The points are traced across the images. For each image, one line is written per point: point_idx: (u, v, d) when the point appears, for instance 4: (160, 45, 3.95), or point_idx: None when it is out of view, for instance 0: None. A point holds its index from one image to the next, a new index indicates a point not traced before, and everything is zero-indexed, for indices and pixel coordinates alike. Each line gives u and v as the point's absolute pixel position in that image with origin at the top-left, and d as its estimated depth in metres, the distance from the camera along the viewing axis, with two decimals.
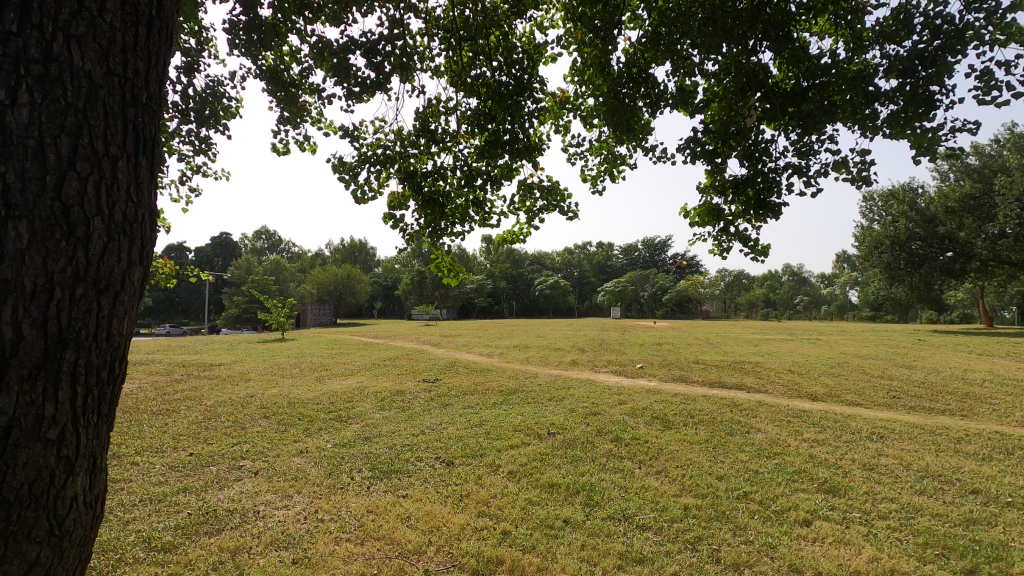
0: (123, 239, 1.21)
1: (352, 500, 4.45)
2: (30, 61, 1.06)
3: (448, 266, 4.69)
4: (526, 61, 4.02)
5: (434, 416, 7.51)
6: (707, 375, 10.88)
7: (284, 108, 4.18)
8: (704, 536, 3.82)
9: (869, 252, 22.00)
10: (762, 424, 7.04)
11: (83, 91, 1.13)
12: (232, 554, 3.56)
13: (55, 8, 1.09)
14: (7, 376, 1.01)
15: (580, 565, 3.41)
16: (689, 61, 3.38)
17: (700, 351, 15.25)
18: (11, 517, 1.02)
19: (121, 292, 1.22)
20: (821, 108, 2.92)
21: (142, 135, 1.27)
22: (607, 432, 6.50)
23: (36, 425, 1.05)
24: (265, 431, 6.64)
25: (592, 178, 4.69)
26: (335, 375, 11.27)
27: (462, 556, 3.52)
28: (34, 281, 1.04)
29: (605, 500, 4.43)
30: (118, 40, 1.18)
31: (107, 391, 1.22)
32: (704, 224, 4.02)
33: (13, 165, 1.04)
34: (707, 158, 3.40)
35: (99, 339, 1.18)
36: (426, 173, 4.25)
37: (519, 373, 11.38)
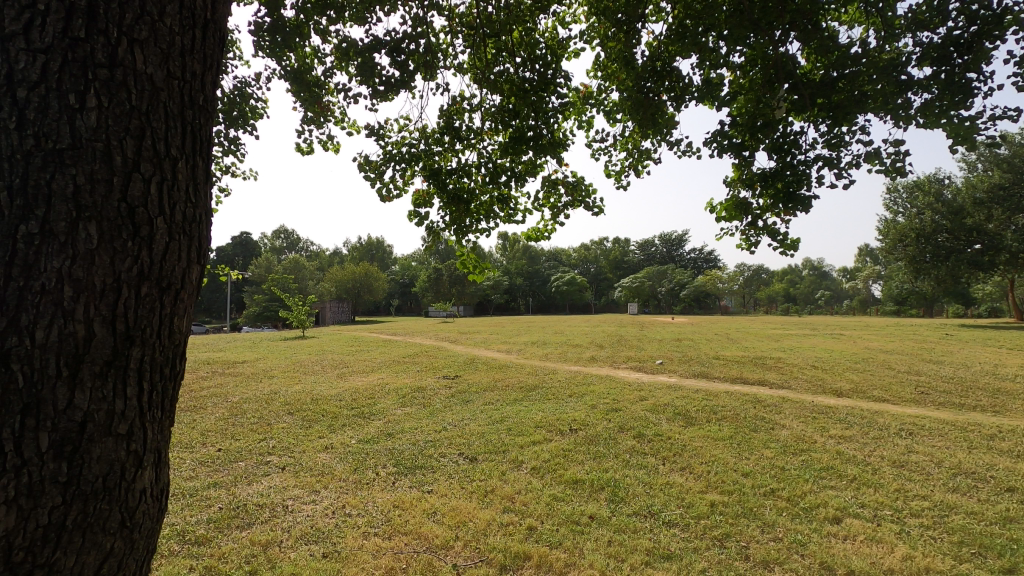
0: (183, 239, 1.24)
1: (378, 496, 4.50)
2: (97, 66, 1.08)
3: (473, 262, 4.72)
4: (549, 57, 4.01)
5: (455, 412, 7.56)
6: (728, 371, 10.76)
7: (308, 109, 4.25)
8: (732, 533, 3.79)
9: (893, 245, 21.57)
10: (786, 421, 6.94)
11: (146, 94, 1.15)
12: (264, 547, 3.63)
13: (119, 14, 1.11)
14: (81, 372, 1.05)
15: (608, 562, 3.40)
16: (715, 53, 3.35)
17: (720, 347, 15.14)
18: (88, 509, 1.06)
19: (181, 291, 1.25)
20: (851, 98, 2.86)
21: (198, 136, 1.30)
22: (630, 428, 6.48)
23: (107, 420, 1.08)
24: (290, 427, 6.74)
25: (617, 174, 4.66)
26: (356, 373, 11.37)
27: (489, 551, 3.54)
28: (104, 281, 1.07)
29: (629, 496, 4.43)
30: (177, 43, 1.21)
31: (169, 387, 1.25)
32: (731, 218, 3.97)
33: (82, 167, 1.06)
34: (734, 151, 3.36)
35: (163, 337, 1.21)
36: (451, 170, 4.26)
37: (539, 370, 11.39)
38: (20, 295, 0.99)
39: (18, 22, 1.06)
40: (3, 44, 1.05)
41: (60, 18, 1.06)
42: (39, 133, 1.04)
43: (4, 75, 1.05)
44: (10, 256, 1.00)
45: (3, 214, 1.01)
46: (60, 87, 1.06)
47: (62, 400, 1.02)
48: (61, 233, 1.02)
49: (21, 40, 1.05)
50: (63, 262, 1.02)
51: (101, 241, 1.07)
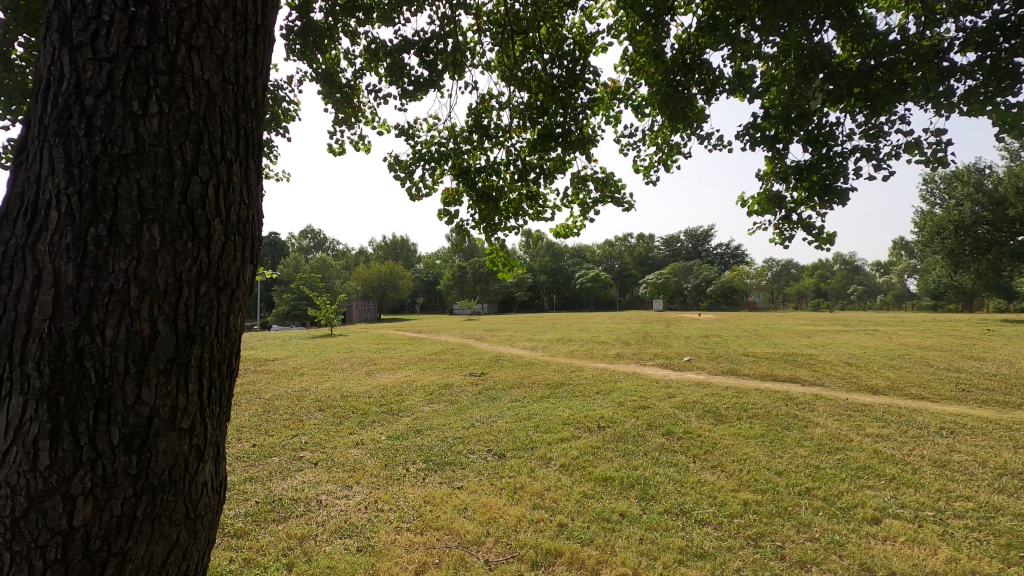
0: (238, 239, 1.28)
1: (409, 491, 4.55)
2: (158, 73, 1.12)
3: (502, 260, 4.75)
4: (576, 52, 3.98)
5: (482, 409, 7.59)
6: (759, 368, 10.56)
7: (338, 110, 4.32)
8: (767, 532, 3.73)
9: (931, 237, 20.88)
10: (820, 419, 6.79)
11: (203, 99, 1.18)
12: (300, 541, 3.71)
13: (177, 22, 1.15)
14: (147, 369, 1.08)
15: (640, 559, 3.39)
16: (747, 44, 3.28)
17: (749, 344, 14.87)
18: (156, 500, 1.10)
19: (235, 290, 1.29)
20: (890, 87, 2.78)
21: (251, 139, 1.33)
22: (658, 425, 6.42)
23: (171, 416, 1.12)
24: (321, 424, 6.86)
25: (646, 169, 4.61)
26: (383, 370, 11.51)
27: (520, 548, 3.55)
28: (166, 280, 1.10)
29: (660, 494, 4.40)
30: (231, 49, 1.24)
31: (226, 383, 1.29)
32: (764, 212, 3.90)
33: (146, 171, 1.10)
34: (767, 144, 3.30)
35: (220, 335, 1.25)
36: (480, 168, 4.28)
37: (565, 367, 11.36)
38: (91, 295, 1.03)
39: (85, 32, 1.10)
40: (71, 54, 1.10)
41: (124, 28, 1.10)
42: (104, 139, 1.08)
43: (72, 84, 1.09)
44: (82, 257, 1.04)
45: (75, 217, 1.06)
46: (123, 93, 1.09)
47: (130, 396, 1.06)
48: (127, 235, 1.07)
49: (88, 50, 1.09)
50: (129, 263, 1.06)
51: (164, 242, 1.11)
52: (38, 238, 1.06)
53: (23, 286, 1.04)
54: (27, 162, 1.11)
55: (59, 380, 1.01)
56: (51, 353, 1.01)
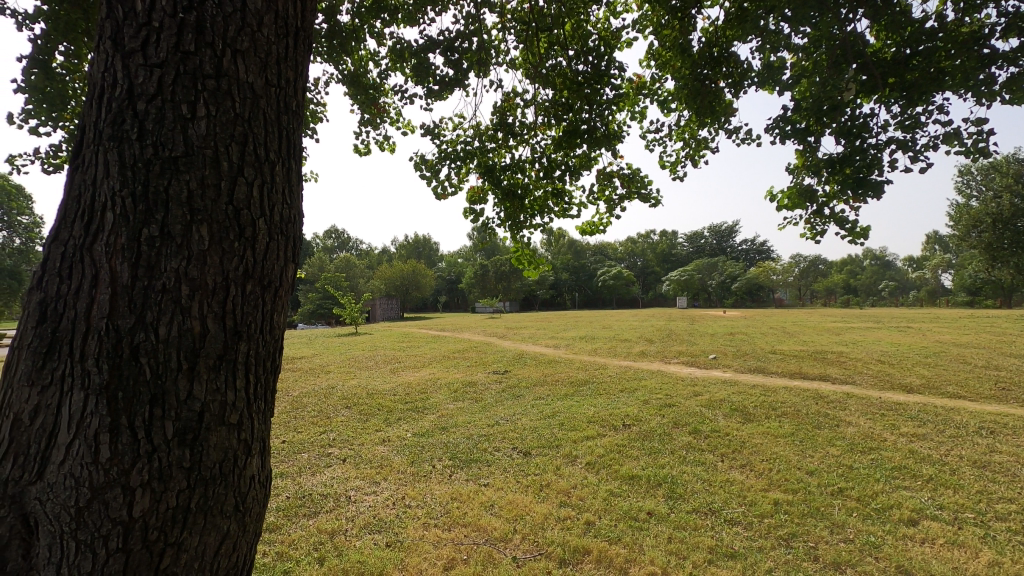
0: (281, 238, 1.31)
1: (436, 488, 4.59)
2: (205, 77, 1.15)
3: (528, 258, 4.75)
4: (601, 49, 3.95)
5: (507, 407, 7.61)
6: (787, 367, 10.35)
7: (364, 111, 4.37)
8: (799, 533, 3.66)
9: (967, 231, 20.17)
10: (852, 418, 6.64)
11: (247, 102, 1.21)
12: (330, 535, 3.77)
13: (222, 27, 1.17)
14: (199, 365, 1.11)
15: (669, 558, 3.36)
16: (777, 35, 3.21)
17: (777, 341, 14.58)
18: (209, 493, 1.13)
19: (279, 289, 1.32)
20: (927, 76, 2.69)
21: (292, 139, 1.36)
22: (685, 424, 6.35)
23: (221, 411, 1.15)
24: (348, 420, 6.96)
25: (673, 165, 4.56)
26: (407, 368, 11.61)
27: (548, 545, 3.55)
28: (215, 279, 1.13)
29: (688, 492, 4.36)
30: (274, 52, 1.27)
31: (271, 379, 1.33)
32: (794, 207, 3.83)
33: (195, 173, 1.13)
34: (799, 137, 3.22)
35: (266, 332, 1.28)
36: (505, 167, 4.29)
37: (588, 365, 11.32)
38: (145, 294, 1.07)
39: (136, 39, 1.13)
40: (123, 60, 1.13)
41: (173, 34, 1.13)
42: (156, 142, 1.11)
43: (125, 89, 1.12)
44: (136, 257, 1.07)
45: (129, 218, 1.09)
46: (173, 98, 1.12)
47: (183, 392, 1.09)
48: (178, 235, 1.10)
49: (139, 56, 1.12)
50: (180, 263, 1.09)
51: (212, 242, 1.14)
52: (95, 239, 1.09)
53: (82, 286, 1.08)
54: (83, 166, 1.15)
55: (117, 377, 1.05)
56: (109, 350, 1.05)
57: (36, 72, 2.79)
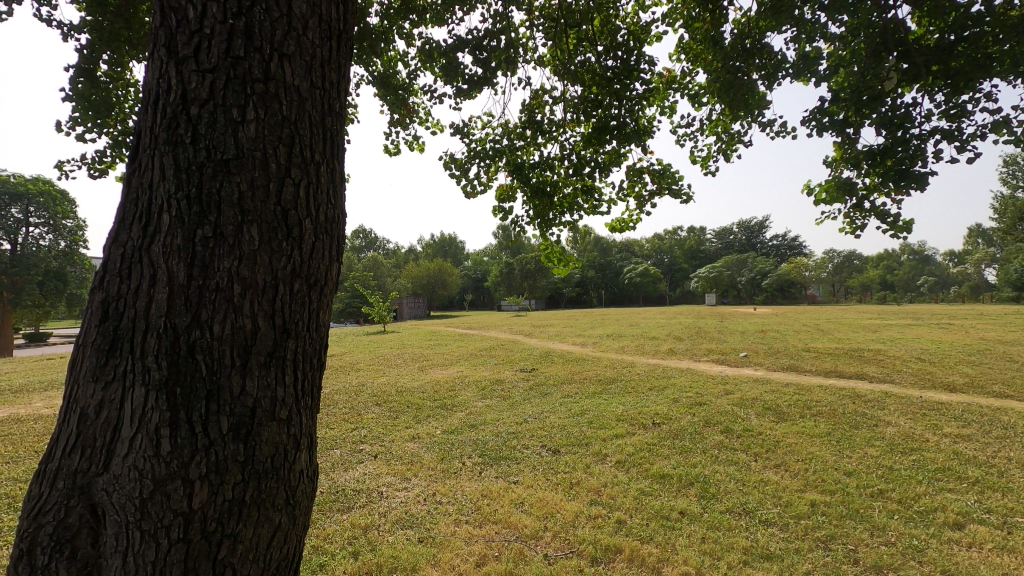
0: (325, 238, 1.33)
1: (466, 484, 4.63)
2: (254, 81, 1.17)
3: (558, 255, 4.73)
4: (631, 43, 3.90)
5: (535, 405, 7.61)
6: (822, 364, 10.10)
7: (394, 112, 4.41)
8: (838, 535, 3.57)
9: (1013, 224, 19.30)
10: (892, 417, 6.43)
11: (294, 104, 1.24)
12: (364, 530, 3.83)
13: (270, 32, 1.20)
14: (250, 362, 1.14)
15: (703, 558, 3.31)
16: (813, 24, 3.12)
17: (810, 339, 14.21)
18: (261, 486, 1.16)
19: (325, 287, 1.34)
20: (973, 63, 2.57)
21: (336, 141, 1.38)
22: (717, 423, 6.25)
23: (271, 406, 1.18)
24: (379, 417, 7.06)
25: (705, 159, 4.48)
26: (436, 366, 11.71)
27: (579, 543, 3.54)
28: (265, 278, 1.16)
29: (721, 492, 4.29)
30: (318, 55, 1.29)
31: (318, 375, 1.35)
32: (833, 201, 3.72)
33: (245, 175, 1.15)
34: (837, 128, 3.12)
35: (311, 330, 1.30)
36: (534, 164, 4.28)
37: (616, 363, 11.23)
38: (199, 293, 1.10)
39: (189, 46, 1.16)
40: (177, 67, 1.17)
41: (223, 40, 1.16)
42: (209, 145, 1.14)
43: (179, 95, 1.16)
44: (191, 257, 1.11)
45: (184, 220, 1.12)
46: (224, 102, 1.15)
47: (236, 387, 1.12)
48: (230, 236, 1.13)
49: (192, 62, 1.15)
50: (232, 263, 1.13)
51: (262, 242, 1.16)
52: (153, 241, 1.13)
53: (141, 285, 1.12)
54: (140, 170, 1.19)
55: (176, 373, 1.08)
56: (167, 348, 1.09)
57: (83, 81, 2.90)
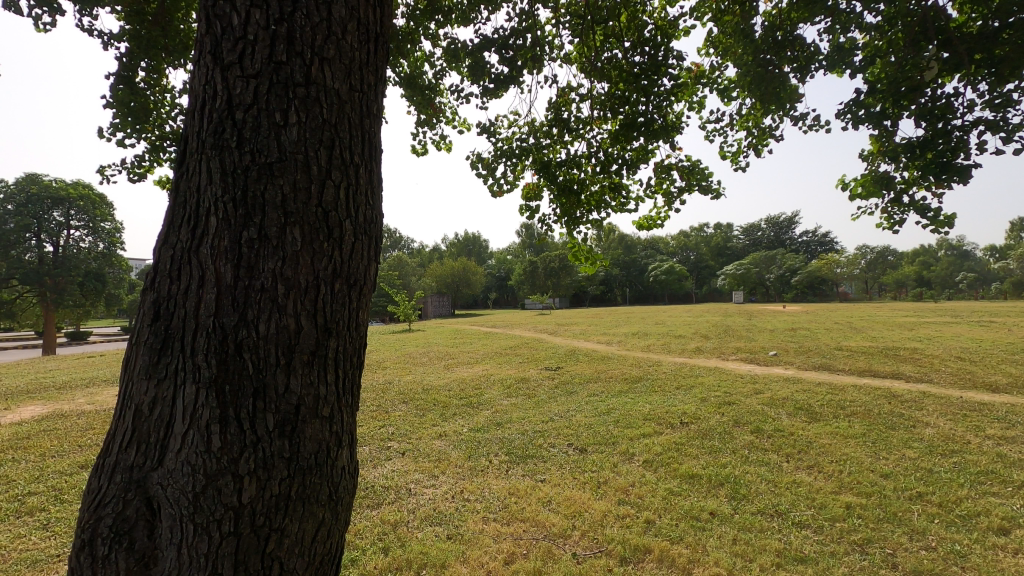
0: (364, 238, 1.35)
1: (493, 482, 4.65)
2: (296, 85, 1.20)
3: (585, 254, 4.70)
4: (658, 39, 3.86)
5: (560, 403, 7.60)
6: (856, 364, 9.83)
7: (421, 112, 4.45)
8: (875, 539, 3.47)
9: None
10: (931, 418, 6.23)
11: (334, 108, 1.26)
12: (393, 526, 3.88)
13: (311, 37, 1.22)
14: (294, 361, 1.17)
15: (734, 560, 3.26)
16: (847, 14, 3.04)
17: (843, 337, 13.83)
18: (306, 482, 1.19)
19: (364, 287, 1.36)
20: (1020, 50, 2.45)
21: (373, 143, 1.40)
22: (746, 422, 6.15)
23: (315, 405, 1.20)
24: (406, 415, 7.13)
25: (735, 154, 4.40)
26: (461, 364, 11.78)
27: (608, 543, 3.53)
28: (308, 278, 1.19)
29: (753, 493, 4.22)
30: (356, 58, 1.31)
31: (358, 374, 1.37)
32: (869, 195, 3.62)
33: (288, 178, 1.18)
34: (874, 121, 3.03)
35: (351, 329, 1.32)
36: (561, 162, 4.26)
37: (643, 361, 11.13)
38: (246, 293, 1.13)
39: (233, 52, 1.19)
40: (222, 73, 1.20)
41: (266, 45, 1.18)
42: (253, 149, 1.17)
43: (224, 100, 1.19)
44: (238, 258, 1.14)
45: (230, 222, 1.15)
46: (267, 106, 1.18)
47: (281, 385, 1.15)
48: (274, 237, 1.16)
49: (237, 68, 1.18)
50: (277, 263, 1.15)
51: (304, 243, 1.19)
52: (201, 243, 1.17)
53: (191, 286, 1.15)
54: (187, 174, 1.23)
55: (224, 371, 1.11)
56: (216, 346, 1.12)
57: (122, 88, 2.98)
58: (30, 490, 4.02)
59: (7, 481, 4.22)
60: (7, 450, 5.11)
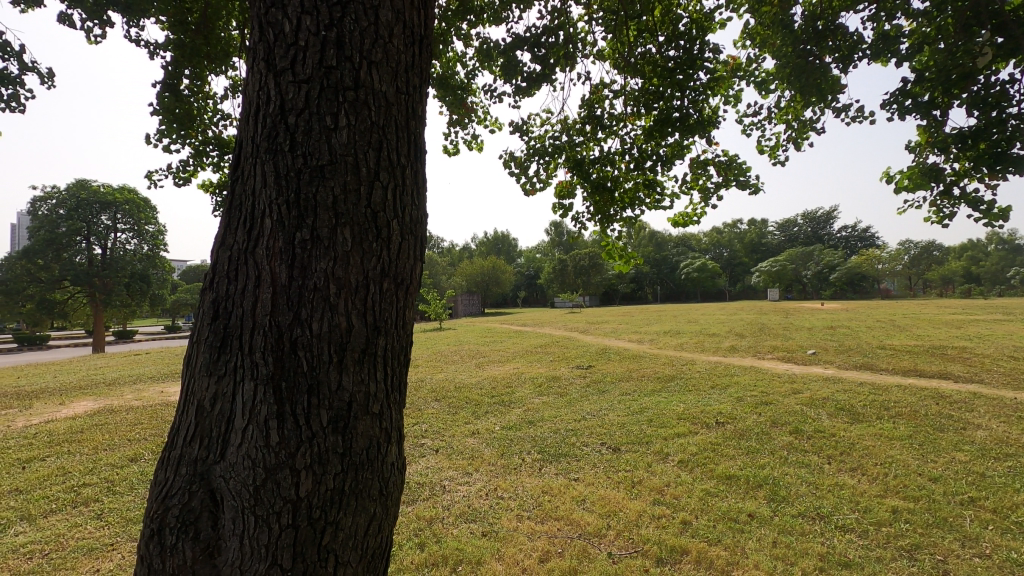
0: (411, 238, 1.37)
1: (527, 480, 4.66)
2: (346, 89, 1.22)
3: (618, 252, 4.64)
4: (693, 32, 3.78)
5: (592, 402, 7.57)
6: (900, 363, 9.49)
7: (453, 112, 4.48)
8: (924, 545, 3.35)
9: None
10: (982, 420, 5.96)
11: (382, 110, 1.28)
12: (429, 522, 3.93)
13: (359, 41, 1.24)
14: (346, 359, 1.20)
15: (775, 563, 3.19)
16: (893, 2, 2.93)
17: (885, 336, 13.36)
18: (359, 477, 1.22)
19: (411, 286, 1.39)
20: None
21: (417, 144, 1.42)
22: (785, 423, 6.00)
23: (365, 402, 1.23)
24: (438, 413, 7.20)
25: (773, 149, 4.30)
26: (492, 362, 11.82)
27: (644, 543, 3.49)
28: (357, 278, 1.21)
29: (793, 495, 4.11)
30: (402, 61, 1.33)
31: (405, 371, 1.39)
32: (916, 188, 3.49)
33: (339, 180, 1.21)
34: (921, 110, 2.91)
35: (399, 328, 1.35)
36: (594, 159, 4.23)
37: (675, 360, 10.97)
38: (300, 293, 1.16)
39: (286, 58, 1.22)
40: (275, 79, 1.23)
41: (317, 51, 1.21)
42: (306, 152, 1.20)
43: (278, 105, 1.22)
44: (292, 259, 1.17)
45: (284, 223, 1.19)
46: (318, 110, 1.20)
47: (334, 382, 1.18)
48: (325, 238, 1.18)
49: (289, 74, 1.21)
50: (328, 263, 1.18)
51: (355, 243, 1.21)
52: (257, 244, 1.20)
53: (247, 286, 1.19)
54: (243, 178, 1.27)
55: (281, 368, 1.15)
56: (272, 345, 1.15)
57: (168, 96, 3.09)
58: (85, 481, 4.21)
59: (63, 473, 4.44)
60: (62, 443, 5.37)
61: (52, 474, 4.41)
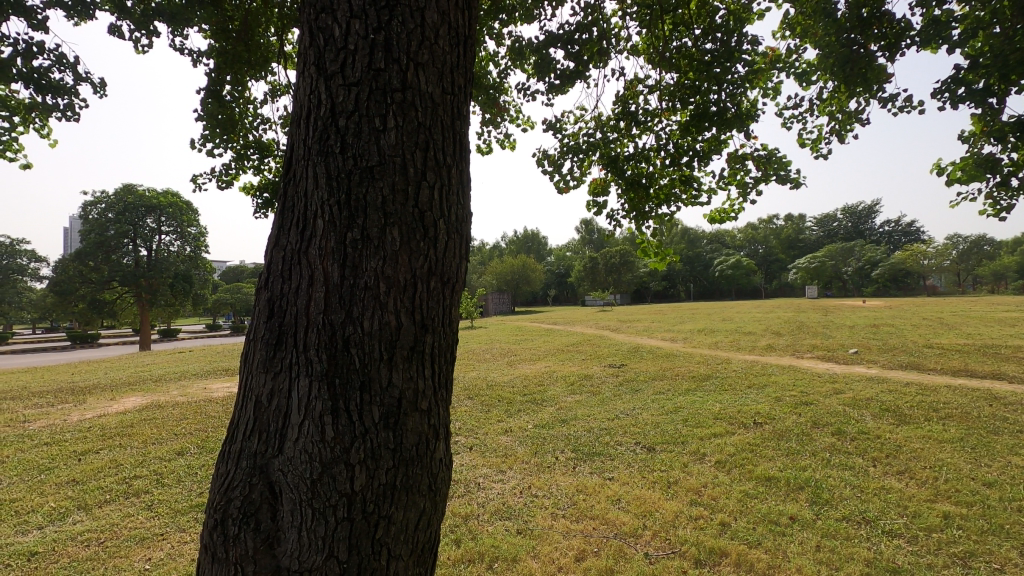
0: (456, 236, 1.39)
1: (561, 479, 4.65)
2: (394, 91, 1.24)
3: (654, 250, 4.57)
4: (730, 24, 3.70)
5: (625, 401, 7.49)
6: (949, 362, 9.09)
7: (486, 112, 4.50)
8: (978, 552, 3.21)
9: None
10: None
11: (428, 110, 1.30)
12: (464, 519, 3.96)
13: (406, 43, 1.26)
14: (395, 356, 1.22)
15: (819, 568, 3.11)
16: None
17: (932, 334, 12.80)
18: (409, 472, 1.24)
19: (456, 285, 1.40)
20: None
21: (462, 143, 1.43)
22: (827, 423, 5.83)
23: (414, 399, 1.25)
24: (471, 411, 7.25)
25: (815, 142, 4.17)
26: (523, 360, 11.82)
27: (681, 544, 3.45)
28: (406, 276, 1.23)
29: (836, 498, 3.99)
30: (448, 62, 1.35)
31: (452, 369, 1.41)
32: (969, 180, 3.33)
33: (387, 180, 1.23)
34: (976, 98, 2.78)
35: (445, 326, 1.36)
36: (628, 156, 4.18)
37: (710, 359, 10.76)
38: (352, 291, 1.19)
39: (336, 62, 1.25)
40: (326, 82, 1.26)
41: (366, 54, 1.23)
42: (356, 153, 1.22)
43: (328, 108, 1.25)
44: (343, 258, 1.20)
45: (335, 223, 1.21)
46: (368, 112, 1.23)
47: (385, 379, 1.20)
48: (375, 237, 1.21)
49: (340, 78, 1.24)
50: (378, 263, 1.21)
51: (403, 242, 1.23)
52: (310, 244, 1.24)
53: (301, 285, 1.23)
54: (296, 180, 1.31)
55: (334, 364, 1.18)
56: (326, 342, 1.18)
57: (211, 102, 3.20)
58: (136, 474, 4.40)
59: (116, 465, 4.64)
60: (114, 437, 5.61)
61: (105, 466, 4.61)
